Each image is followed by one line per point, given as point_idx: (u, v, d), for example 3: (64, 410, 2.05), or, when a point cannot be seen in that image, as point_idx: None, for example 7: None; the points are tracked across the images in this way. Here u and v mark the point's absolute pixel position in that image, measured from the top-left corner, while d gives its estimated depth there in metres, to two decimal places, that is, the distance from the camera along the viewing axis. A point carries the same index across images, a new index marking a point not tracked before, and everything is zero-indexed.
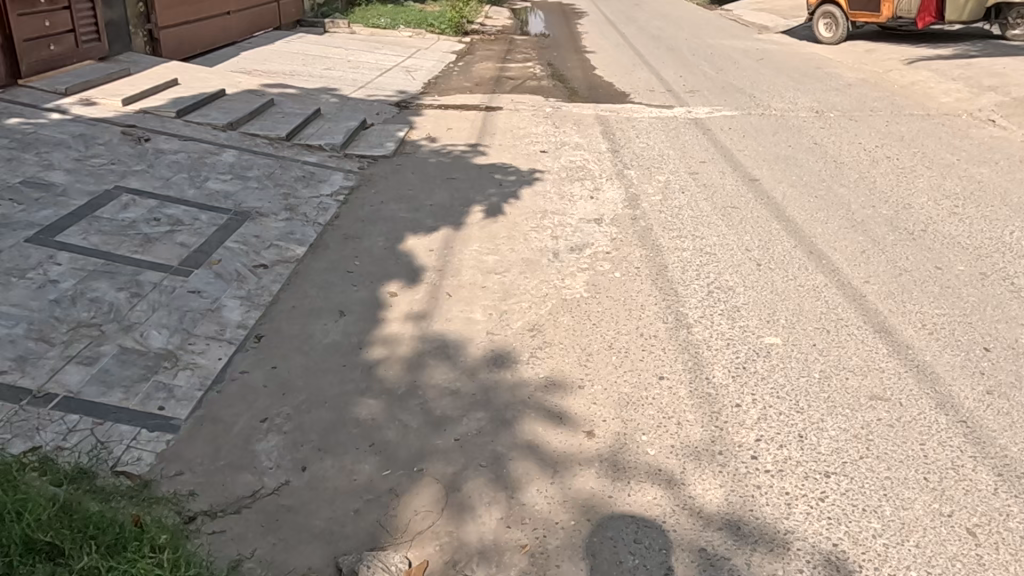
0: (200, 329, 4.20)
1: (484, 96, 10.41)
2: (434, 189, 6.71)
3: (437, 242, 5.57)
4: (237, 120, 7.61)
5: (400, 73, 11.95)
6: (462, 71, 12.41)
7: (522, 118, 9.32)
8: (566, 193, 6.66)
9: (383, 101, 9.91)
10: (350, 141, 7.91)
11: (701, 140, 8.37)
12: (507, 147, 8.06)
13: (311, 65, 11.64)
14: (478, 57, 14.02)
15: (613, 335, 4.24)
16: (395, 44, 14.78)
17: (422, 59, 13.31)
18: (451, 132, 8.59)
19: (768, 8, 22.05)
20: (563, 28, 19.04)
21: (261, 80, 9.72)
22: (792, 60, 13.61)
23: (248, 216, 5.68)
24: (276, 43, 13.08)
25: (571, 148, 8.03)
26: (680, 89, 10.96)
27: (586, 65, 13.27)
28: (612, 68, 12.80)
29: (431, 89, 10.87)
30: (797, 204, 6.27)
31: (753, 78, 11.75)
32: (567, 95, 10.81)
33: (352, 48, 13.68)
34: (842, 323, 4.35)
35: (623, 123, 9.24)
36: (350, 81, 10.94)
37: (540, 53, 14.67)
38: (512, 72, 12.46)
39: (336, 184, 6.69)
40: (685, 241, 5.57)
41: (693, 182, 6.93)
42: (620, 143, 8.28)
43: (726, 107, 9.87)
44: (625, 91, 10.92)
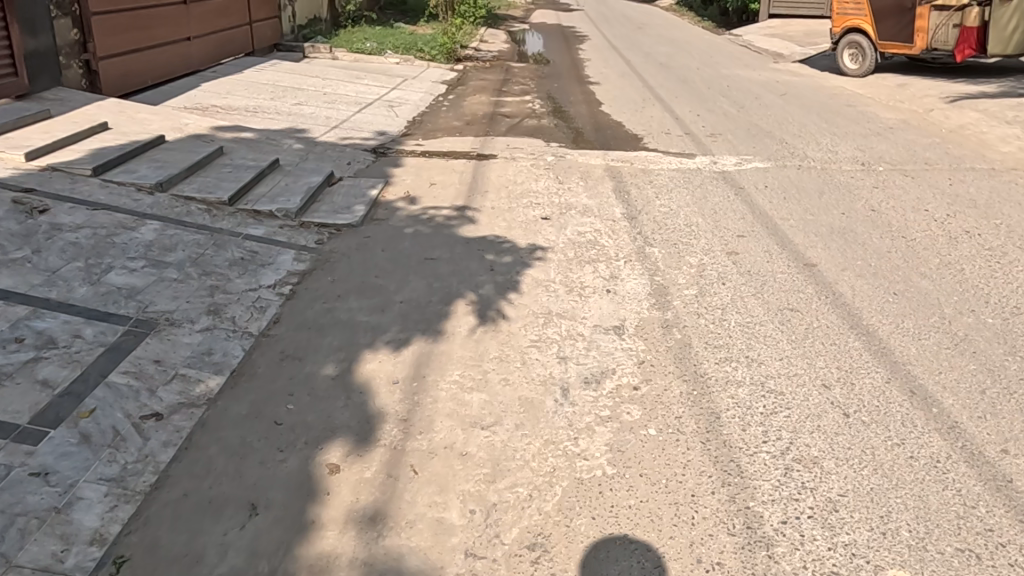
0: (26, 553, 2.75)
1: (476, 140, 9.04)
2: (407, 275, 5.28)
3: (405, 367, 4.13)
4: (169, 179, 6.19)
5: (381, 108, 10.57)
6: (452, 106, 11.04)
7: (518, 170, 7.93)
8: (575, 282, 5.24)
9: (358, 145, 8.53)
10: (310, 203, 6.50)
11: (733, 201, 6.98)
12: (501, 211, 6.67)
13: (280, 99, 10.26)
14: (471, 89, 12.65)
15: (657, 563, 2.81)
16: (380, 72, 13.41)
17: (409, 92, 11.95)
18: (434, 189, 7.20)
19: (781, 35, 20.76)
20: (563, 54, 17.74)
21: (215, 121, 8.33)
22: (820, 96, 12.27)
23: (152, 327, 4.26)
24: (245, 71, 11.70)
25: (578, 213, 6.64)
26: (700, 132, 9.59)
27: (591, 100, 11.92)
28: (620, 105, 11.43)
29: (416, 130, 9.49)
30: (873, 305, 4.87)
31: (781, 119, 10.41)
32: (570, 138, 9.44)
33: (331, 77, 12.30)
34: (996, 541, 2.93)
35: (638, 176, 7.85)
36: (323, 119, 9.55)
37: (539, 83, 13.35)
38: (509, 108, 11.09)
39: (283, 267, 5.26)
40: (739, 368, 4.15)
41: (733, 265, 5.52)
42: (636, 205, 6.89)
43: (755, 156, 8.50)
44: (636, 134, 9.55)
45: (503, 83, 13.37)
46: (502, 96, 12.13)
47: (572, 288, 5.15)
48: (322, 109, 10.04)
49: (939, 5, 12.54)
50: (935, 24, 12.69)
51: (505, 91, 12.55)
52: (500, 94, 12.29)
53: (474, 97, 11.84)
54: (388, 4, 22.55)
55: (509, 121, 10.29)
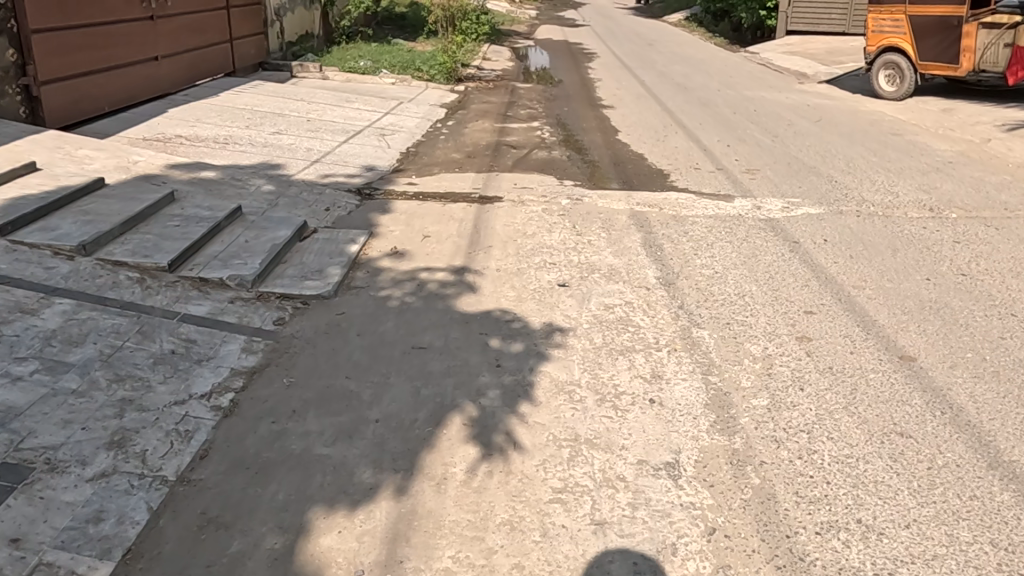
0: None
1: (478, 176, 7.83)
2: (387, 373, 4.04)
3: (375, 540, 2.89)
4: (97, 239, 4.99)
5: (372, 137, 9.39)
6: (451, 135, 9.85)
7: (528, 216, 6.71)
8: (606, 383, 4.01)
9: (341, 184, 7.33)
10: (274, 265, 5.28)
11: (789, 259, 5.77)
12: (507, 274, 5.44)
13: (257, 127, 9.08)
14: (472, 113, 11.46)
15: None
16: (373, 95, 12.26)
17: (404, 117, 10.77)
18: (427, 243, 5.98)
19: (802, 53, 19.61)
20: (572, 72, 16.60)
21: (174, 158, 7.14)
22: (859, 122, 11.07)
23: (22, 475, 3.04)
24: (222, 94, 10.53)
25: (602, 276, 5.41)
26: (734, 167, 8.38)
27: (606, 126, 10.74)
28: (638, 133, 10.24)
29: (409, 164, 8.29)
30: (1010, 428, 3.64)
31: (823, 150, 9.22)
32: (586, 174, 8.25)
33: (318, 99, 11.13)
34: None
35: (669, 224, 6.63)
36: (303, 151, 8.36)
37: (548, 107, 12.19)
38: (515, 137, 9.90)
39: (225, 366, 4.04)
40: (853, 543, 2.92)
41: (808, 360, 4.29)
42: (672, 265, 5.65)
43: (803, 198, 7.31)
44: (661, 169, 8.36)
45: (507, 106, 12.18)
46: (507, 122, 10.92)
47: (603, 394, 3.91)
48: (305, 139, 8.85)
49: (989, 23, 11.47)
50: (983, 44, 11.62)
51: (510, 116, 11.36)
52: (504, 119, 11.10)
53: (476, 124, 10.66)
54: (386, 19, 21.47)
55: (516, 152, 9.10)
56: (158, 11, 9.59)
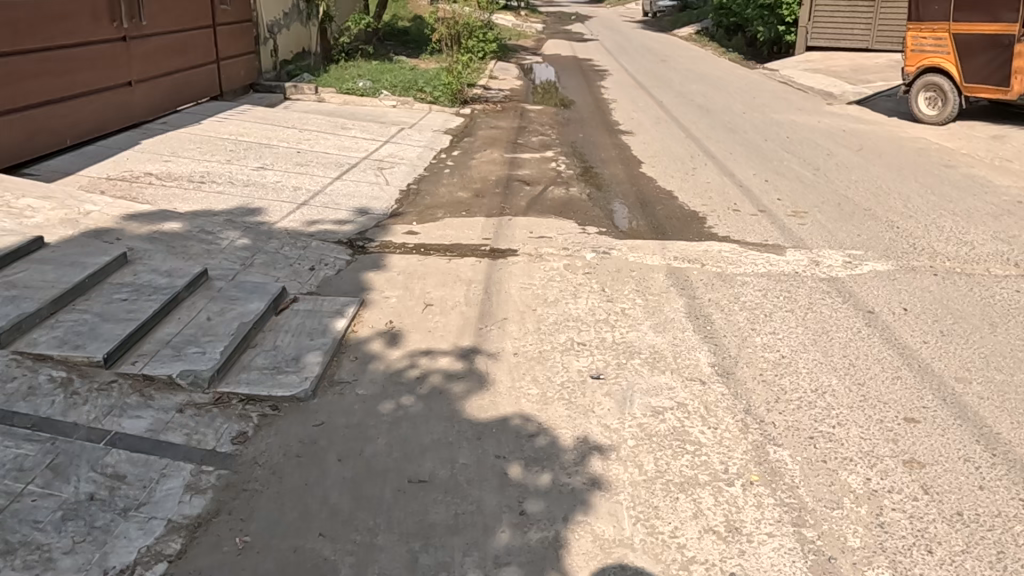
0: None
1: (488, 222, 6.85)
2: (374, 528, 3.03)
3: None
4: (19, 324, 4.01)
5: (368, 171, 8.43)
6: (457, 168, 8.88)
7: (547, 275, 5.72)
8: (667, 544, 2.99)
9: (331, 233, 6.36)
10: (240, 352, 4.28)
11: (869, 338, 4.76)
12: (527, 359, 4.43)
13: (240, 161, 8.13)
14: (479, 141, 10.50)
15: None
16: (372, 120, 11.32)
17: (405, 147, 9.82)
18: (429, 314, 4.98)
19: (825, 71, 18.65)
20: (585, 92, 15.66)
21: (136, 205, 6.19)
22: (905, 151, 10.08)
23: None
24: (205, 122, 9.59)
25: (644, 364, 4.41)
26: (778, 208, 7.40)
27: (626, 156, 9.77)
28: (664, 165, 9.26)
29: (410, 206, 7.31)
30: None
31: (874, 187, 8.23)
32: (609, 216, 7.27)
33: (311, 126, 10.18)
34: None
35: (714, 285, 5.63)
36: (289, 191, 7.39)
37: (562, 133, 11.22)
38: (528, 170, 8.93)
39: (158, 519, 3.03)
40: None
41: (927, 501, 3.27)
42: (727, 347, 4.65)
43: (866, 251, 6.31)
44: (695, 211, 7.38)
45: (517, 132, 11.22)
46: (518, 152, 9.95)
47: (666, 564, 2.89)
48: (293, 175, 7.89)
49: None
50: None
51: (521, 144, 10.40)
52: (515, 148, 10.12)
53: (485, 154, 9.70)
54: (388, 35, 20.59)
55: (529, 189, 8.13)
56: (131, 31, 8.64)
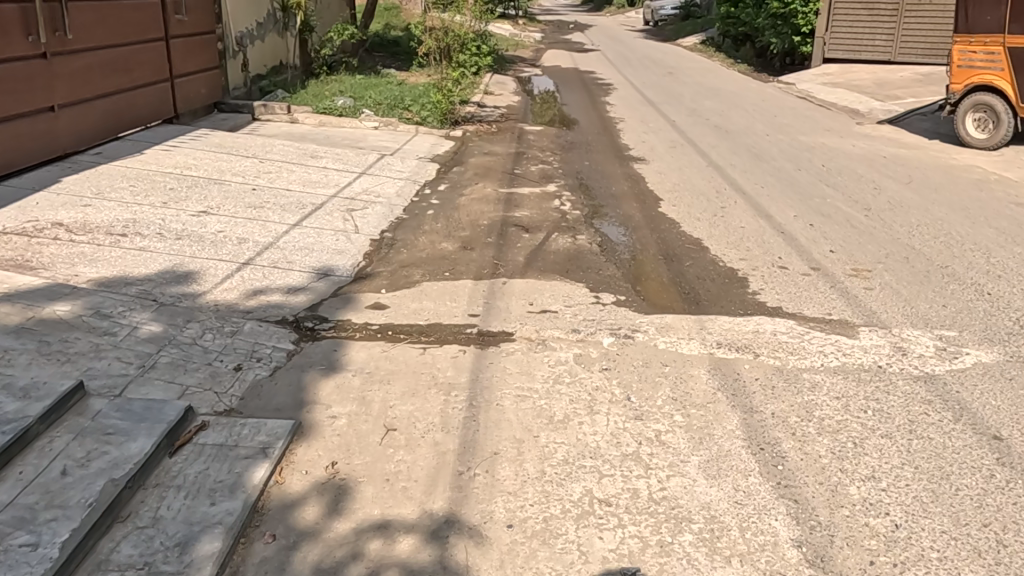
0: None
1: (477, 287, 5.47)
2: None
3: None
4: None
5: (336, 213, 7.06)
6: (442, 207, 7.52)
7: (553, 372, 4.32)
8: None
9: (275, 307, 4.97)
10: (98, 536, 2.86)
11: (1011, 489, 3.37)
12: (528, 535, 3.02)
13: (181, 203, 6.76)
14: (470, 171, 9.13)
15: None
16: (349, 146, 9.97)
17: (383, 179, 8.44)
18: (389, 446, 3.57)
19: (845, 87, 17.29)
20: (589, 109, 14.29)
21: (21, 277, 4.81)
22: (964, 184, 8.71)
23: None
24: (150, 151, 8.22)
25: (701, 546, 3.00)
26: (834, 266, 6.03)
27: (641, 190, 8.40)
28: (685, 202, 7.89)
29: (381, 263, 5.94)
30: None
31: (943, 234, 6.86)
32: (628, 275, 5.89)
33: (276, 154, 8.82)
34: None
35: (776, 387, 4.25)
36: (233, 244, 6.02)
37: (566, 161, 9.85)
38: (526, 210, 7.56)
39: None
40: None
41: None
42: (812, 506, 3.25)
43: (962, 332, 4.92)
44: (733, 270, 6.01)
45: (515, 159, 9.85)
46: (514, 185, 8.57)
47: None
48: (242, 221, 6.53)
49: None
50: None
51: (518, 175, 9.02)
52: (509, 180, 8.76)
53: (476, 188, 8.34)
54: (375, 46, 19.25)
55: (529, 236, 6.75)
56: (53, 47, 7.28)
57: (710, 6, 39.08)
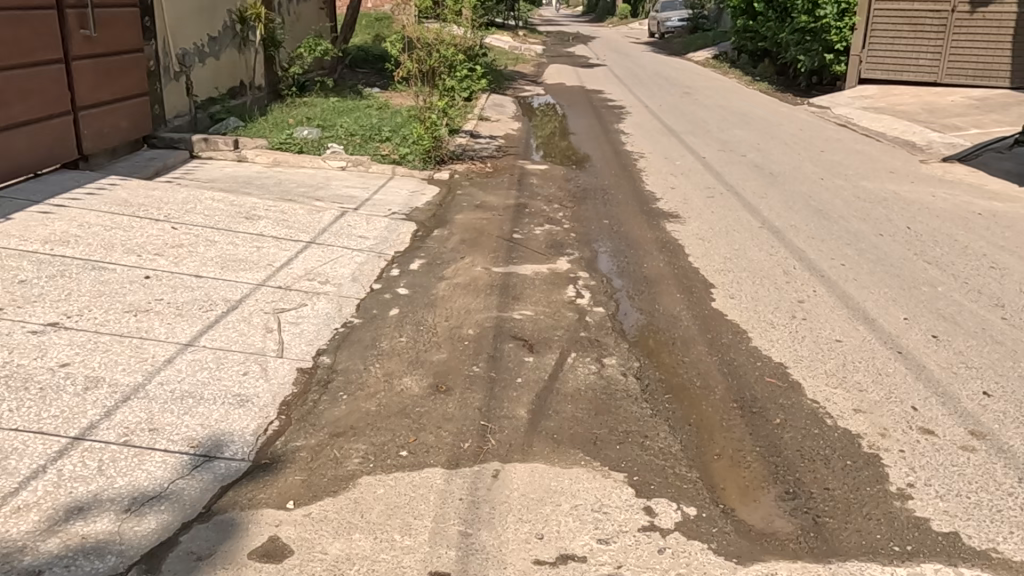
0: None
1: (450, 486, 3.33)
2: None
3: None
4: None
5: (255, 318, 4.93)
6: (411, 303, 5.38)
7: None
8: None
9: (92, 554, 2.83)
10: None
11: None
12: None
13: (26, 308, 4.65)
14: (456, 236, 7.01)
15: None
16: (304, 197, 7.88)
17: (336, 251, 6.32)
18: None
19: (890, 113, 15.20)
20: (601, 140, 12.22)
21: None
22: None
23: None
24: (21, 213, 6.09)
25: None
26: (1008, 433, 3.91)
27: (682, 270, 6.27)
28: (746, 293, 5.76)
29: (305, 424, 3.81)
30: None
31: None
32: (692, 448, 3.74)
33: (199, 213, 6.70)
34: None
35: None
36: (75, 390, 3.89)
37: (579, 219, 7.73)
38: (529, 307, 5.42)
39: None
40: None
41: None
42: None
43: None
44: (852, 438, 3.87)
45: (513, 217, 7.73)
46: (512, 258, 6.44)
47: None
48: (107, 341, 4.41)
49: None
50: None
51: (518, 243, 6.88)
52: (506, 251, 6.62)
53: (462, 265, 6.20)
54: (358, 61, 17.18)
55: (534, 360, 4.59)
56: None
57: (720, 18, 37.16)
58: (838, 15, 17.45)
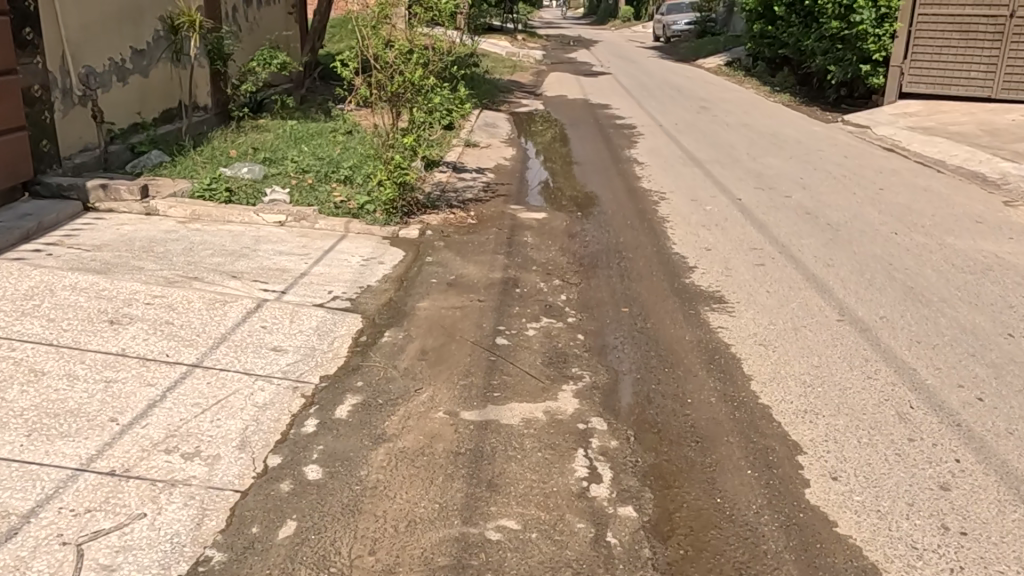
0: None
1: None
2: None
3: None
4: None
5: (36, 565, 2.85)
6: (321, 504, 3.30)
7: None
8: None
9: None
10: None
11: None
12: None
13: None
14: (414, 342, 4.93)
15: None
16: (214, 277, 5.82)
17: (228, 384, 4.23)
18: None
19: (943, 135, 13.15)
20: (610, 174, 10.16)
21: None
22: None
23: None
24: None
25: None
26: None
27: (747, 412, 4.20)
28: (853, 467, 3.70)
29: None
30: None
31: None
32: None
33: (39, 319, 4.64)
34: None
35: None
36: None
37: (587, 307, 5.64)
38: (514, 507, 3.33)
39: None
40: None
41: None
42: None
43: None
44: None
45: (498, 303, 5.64)
46: (494, 388, 4.37)
47: None
48: None
49: None
50: None
51: (502, 355, 4.80)
52: (485, 372, 4.54)
53: (415, 407, 4.11)
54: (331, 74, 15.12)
55: None
56: None
57: (729, 20, 35.13)
58: (875, 21, 15.36)
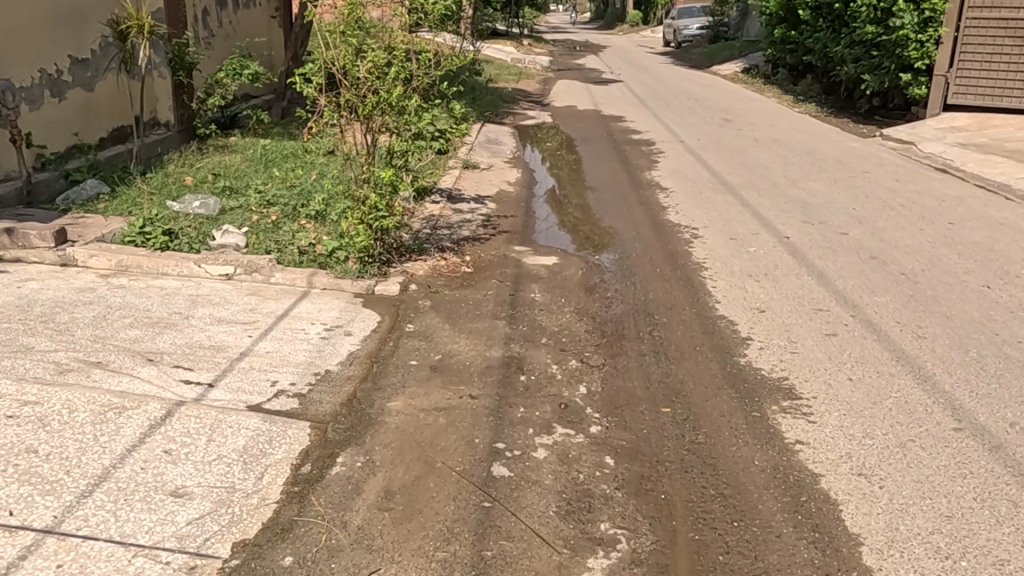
0: None
1: None
2: None
3: None
4: None
5: None
6: None
7: None
8: None
9: None
10: None
11: None
12: None
13: None
14: (378, 474, 3.51)
15: None
16: (123, 363, 4.43)
17: (88, 568, 2.83)
18: None
19: (1001, 153, 11.71)
20: (631, 203, 8.74)
21: None
22: None
23: None
24: None
25: None
26: None
27: None
28: None
29: None
30: None
31: None
32: None
33: None
34: None
35: None
36: None
37: (617, 405, 4.22)
38: None
39: None
40: None
41: None
42: None
43: None
44: None
45: (497, 399, 4.22)
46: (486, 567, 2.95)
47: None
48: None
49: None
50: None
51: (500, 497, 3.38)
52: (474, 534, 3.12)
53: None
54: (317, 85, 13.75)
55: None
56: None
57: (744, 24, 33.71)
58: (919, 25, 13.76)
